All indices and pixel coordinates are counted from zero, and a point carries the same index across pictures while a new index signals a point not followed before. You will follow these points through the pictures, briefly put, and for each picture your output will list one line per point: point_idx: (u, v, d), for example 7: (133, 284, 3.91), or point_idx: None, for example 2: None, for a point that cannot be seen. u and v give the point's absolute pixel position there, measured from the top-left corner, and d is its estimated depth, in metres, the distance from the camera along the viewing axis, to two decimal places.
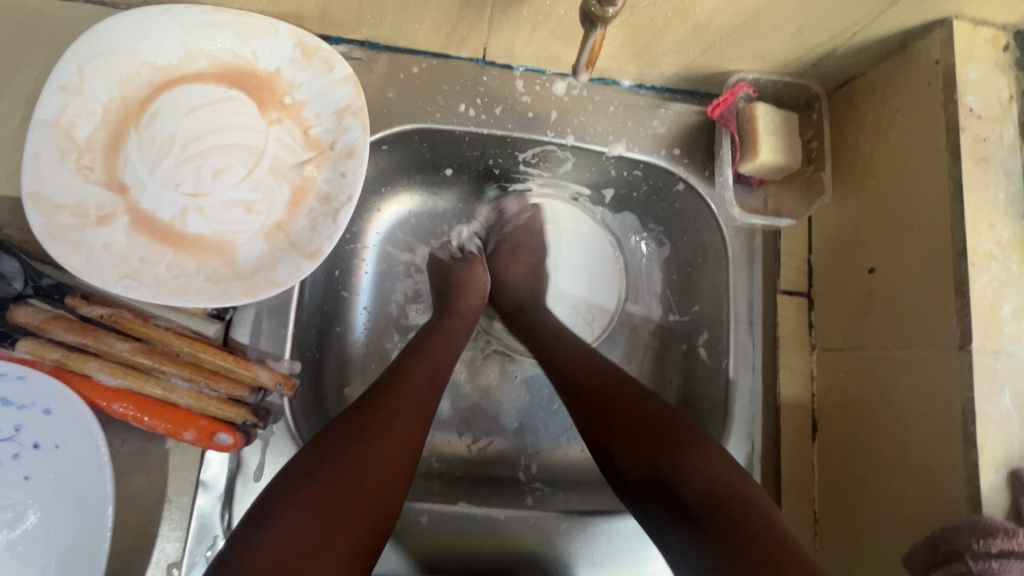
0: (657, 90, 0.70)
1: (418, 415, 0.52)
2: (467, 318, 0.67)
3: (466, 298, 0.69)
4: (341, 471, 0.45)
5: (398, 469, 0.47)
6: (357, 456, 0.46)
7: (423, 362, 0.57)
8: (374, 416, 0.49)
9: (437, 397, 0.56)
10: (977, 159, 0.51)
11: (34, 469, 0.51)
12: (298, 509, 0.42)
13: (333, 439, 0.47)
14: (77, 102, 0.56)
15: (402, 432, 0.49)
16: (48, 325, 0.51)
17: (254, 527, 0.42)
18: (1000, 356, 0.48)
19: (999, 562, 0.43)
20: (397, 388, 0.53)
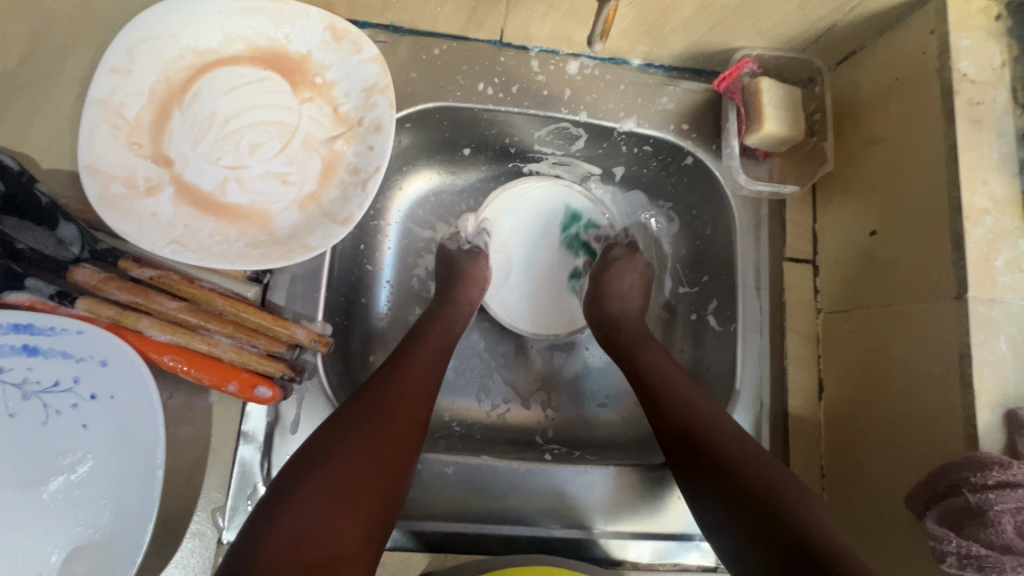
0: (665, 69, 0.74)
1: (419, 403, 0.55)
2: (466, 305, 0.70)
3: (465, 286, 0.72)
4: (356, 451, 0.48)
5: (401, 455, 0.51)
6: (371, 437, 0.50)
7: (425, 349, 0.61)
8: (384, 399, 0.53)
9: (437, 382, 0.59)
10: (971, 120, 0.54)
11: (90, 418, 0.55)
12: (319, 483, 0.46)
13: (344, 422, 0.51)
14: (126, 83, 0.60)
15: (408, 416, 0.53)
16: (105, 285, 0.56)
17: (275, 504, 0.45)
18: (995, 304, 0.51)
19: (996, 493, 0.45)
20: (400, 374, 0.57)
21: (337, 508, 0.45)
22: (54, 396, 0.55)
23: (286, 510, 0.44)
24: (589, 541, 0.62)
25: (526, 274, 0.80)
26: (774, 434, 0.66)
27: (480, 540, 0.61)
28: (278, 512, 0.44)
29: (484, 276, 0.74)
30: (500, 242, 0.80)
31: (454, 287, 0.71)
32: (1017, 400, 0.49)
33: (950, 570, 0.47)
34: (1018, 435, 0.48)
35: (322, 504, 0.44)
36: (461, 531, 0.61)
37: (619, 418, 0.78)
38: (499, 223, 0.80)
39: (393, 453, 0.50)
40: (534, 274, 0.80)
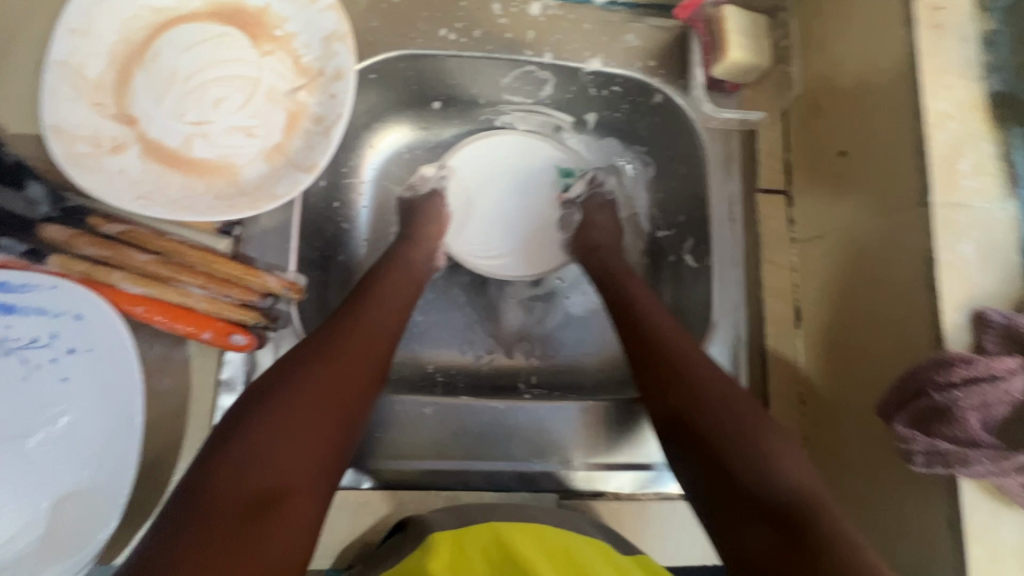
0: (629, 6, 0.73)
1: (376, 343, 0.55)
2: (425, 257, 0.69)
3: (426, 237, 0.71)
4: (307, 389, 0.49)
5: (355, 392, 0.51)
6: (319, 380, 0.49)
7: (382, 297, 0.60)
8: (334, 340, 0.53)
9: (397, 322, 0.59)
10: (932, 26, 0.53)
11: (70, 372, 0.56)
12: (265, 426, 0.46)
13: (294, 367, 0.50)
14: (84, 43, 0.60)
15: (357, 361, 0.53)
16: (74, 240, 0.57)
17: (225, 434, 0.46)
18: (960, 208, 0.51)
19: (961, 391, 0.45)
20: (358, 315, 0.57)
21: (279, 448, 0.45)
22: (33, 352, 0.56)
23: (235, 449, 0.44)
24: (568, 473, 0.63)
25: (485, 228, 0.79)
26: (751, 362, 0.67)
27: (462, 478, 0.62)
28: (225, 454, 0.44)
29: (442, 219, 0.74)
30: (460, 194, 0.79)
31: (411, 232, 0.71)
32: (985, 301, 0.49)
33: (917, 469, 0.48)
34: (984, 333, 0.47)
35: (267, 446, 0.45)
36: (440, 468, 0.62)
37: (601, 362, 0.77)
38: (464, 174, 0.79)
39: (341, 397, 0.50)
40: (496, 227, 0.79)
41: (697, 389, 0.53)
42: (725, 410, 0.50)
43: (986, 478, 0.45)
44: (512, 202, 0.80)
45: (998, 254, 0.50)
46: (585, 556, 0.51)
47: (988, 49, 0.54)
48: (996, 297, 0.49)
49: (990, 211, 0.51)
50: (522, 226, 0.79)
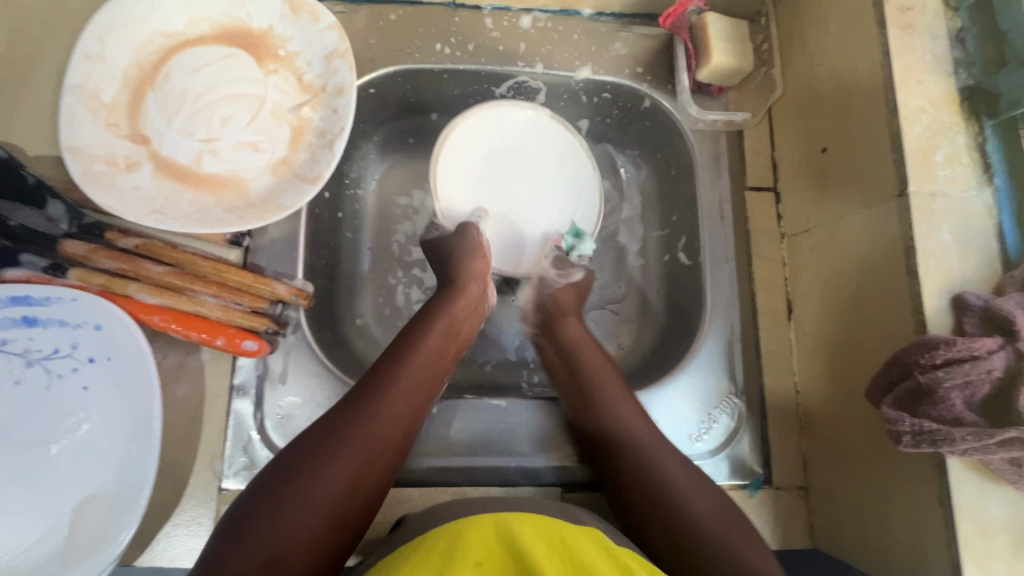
0: (616, 17, 0.76)
1: (409, 405, 0.54)
2: (477, 292, 0.66)
3: (468, 268, 0.66)
4: (340, 454, 0.48)
5: (384, 454, 0.50)
6: (342, 453, 0.48)
7: (422, 360, 0.57)
8: (368, 400, 0.52)
9: (433, 382, 0.57)
10: (902, 25, 0.56)
11: (91, 380, 0.59)
12: (280, 498, 0.45)
13: (319, 435, 0.49)
14: (99, 68, 0.63)
15: (383, 433, 0.50)
16: (93, 254, 0.60)
17: (257, 502, 0.45)
18: (936, 197, 0.53)
19: (944, 371, 0.47)
20: (394, 373, 0.55)
21: (287, 522, 0.44)
22: (56, 362, 0.58)
23: (260, 510, 0.44)
24: (571, 466, 0.65)
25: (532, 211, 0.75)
26: (745, 354, 0.69)
27: (468, 473, 0.64)
28: (239, 526, 0.44)
29: (481, 246, 0.68)
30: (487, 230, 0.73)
31: (451, 263, 0.67)
32: (964, 286, 0.51)
33: (906, 449, 0.49)
34: (964, 316, 0.49)
35: (277, 520, 0.44)
36: (448, 466, 0.64)
37: (602, 359, 0.78)
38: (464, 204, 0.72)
39: (361, 473, 0.48)
40: (544, 206, 0.75)
41: (625, 430, 0.59)
42: (668, 467, 0.56)
43: (971, 456, 0.47)
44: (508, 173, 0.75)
45: (974, 239, 0.52)
46: (570, 532, 0.45)
47: (957, 45, 0.56)
48: (974, 282, 0.51)
49: (966, 200, 0.53)
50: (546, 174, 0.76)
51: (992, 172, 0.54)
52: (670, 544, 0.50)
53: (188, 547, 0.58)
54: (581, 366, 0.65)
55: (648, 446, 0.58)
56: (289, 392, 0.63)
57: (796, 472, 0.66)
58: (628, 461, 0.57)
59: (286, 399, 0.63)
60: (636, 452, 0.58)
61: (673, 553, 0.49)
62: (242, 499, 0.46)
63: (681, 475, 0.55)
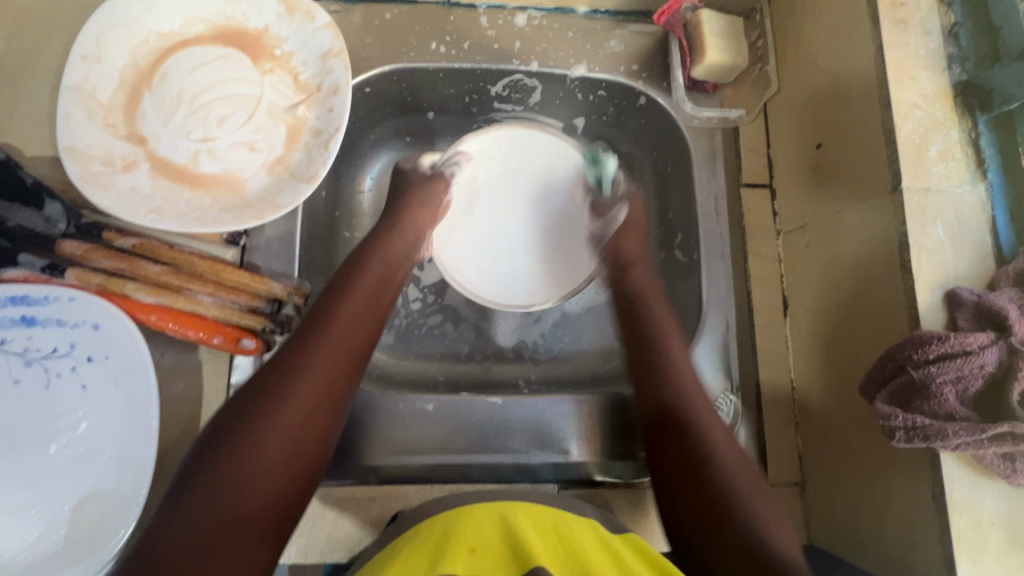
0: (611, 15, 0.77)
1: (349, 356, 0.53)
2: (407, 241, 0.66)
3: (412, 222, 0.67)
4: (281, 415, 0.47)
5: (326, 410, 0.50)
6: (284, 407, 0.48)
7: (355, 304, 0.56)
8: (304, 356, 0.51)
9: (373, 330, 0.57)
10: (895, 21, 0.56)
11: (89, 379, 0.59)
12: (228, 460, 0.45)
13: (258, 390, 0.48)
14: (97, 69, 0.64)
15: (322, 385, 0.50)
16: (91, 254, 0.61)
17: (197, 468, 0.45)
18: (930, 193, 0.53)
19: (937, 366, 0.47)
20: (328, 322, 0.54)
21: (239, 483, 0.44)
22: (54, 361, 0.59)
23: (203, 479, 0.44)
24: (568, 463, 0.65)
25: (531, 212, 0.78)
26: (742, 351, 0.69)
27: (464, 470, 0.64)
28: (187, 488, 0.44)
29: (432, 202, 0.70)
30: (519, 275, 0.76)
31: (397, 210, 0.68)
32: (958, 281, 0.51)
33: (900, 445, 0.49)
34: (957, 311, 0.49)
35: (228, 481, 0.44)
36: (444, 463, 0.64)
37: (599, 357, 0.78)
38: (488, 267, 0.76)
39: (305, 428, 0.48)
40: (537, 192, 0.78)
41: (681, 390, 0.56)
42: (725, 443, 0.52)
43: (965, 450, 0.47)
44: (484, 213, 0.77)
45: (968, 234, 0.52)
46: (569, 525, 0.46)
47: (951, 41, 0.56)
48: (968, 277, 0.51)
49: (959, 195, 0.53)
50: (514, 174, 0.77)
51: (986, 167, 0.54)
52: (694, 524, 0.48)
53: None
54: (646, 323, 0.63)
55: (700, 416, 0.54)
56: None
57: (791, 468, 0.66)
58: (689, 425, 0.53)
59: None
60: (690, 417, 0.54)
61: (706, 518, 0.48)
62: (183, 465, 0.46)
63: (739, 456, 0.51)
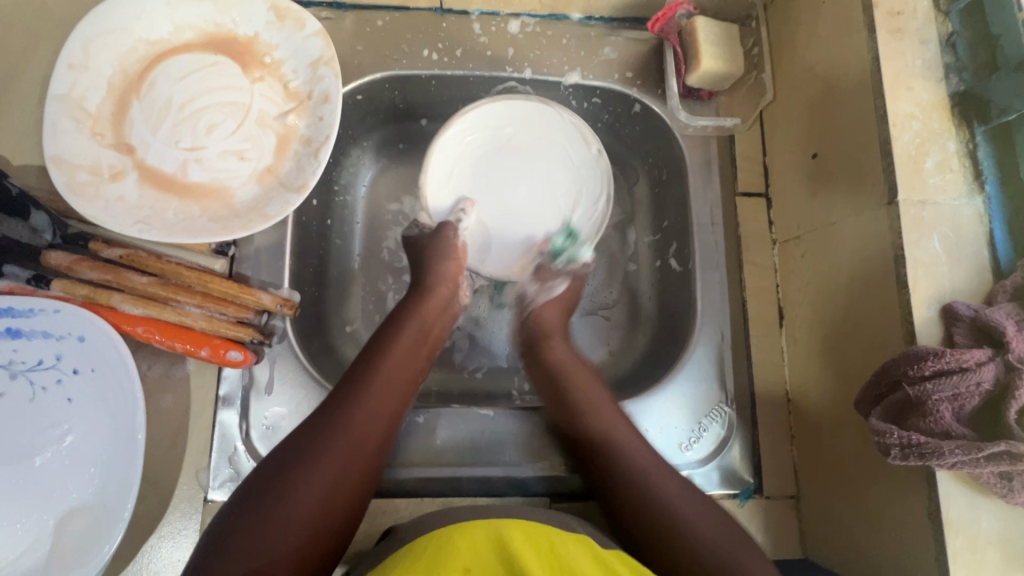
0: (605, 21, 0.76)
1: (384, 416, 0.54)
2: (445, 294, 0.67)
3: (443, 269, 0.66)
4: (314, 474, 0.48)
5: (358, 470, 0.51)
6: (317, 465, 0.49)
7: (396, 364, 0.58)
8: (341, 417, 0.52)
9: (409, 391, 0.58)
10: (892, 30, 0.55)
11: (74, 392, 0.58)
12: (264, 513, 0.46)
13: (297, 447, 0.50)
14: (84, 77, 0.63)
15: (359, 443, 0.51)
16: (77, 265, 0.60)
17: (230, 526, 0.45)
18: (926, 206, 0.52)
19: (933, 382, 0.46)
20: (368, 382, 0.55)
21: (271, 538, 0.44)
22: (40, 374, 0.58)
23: (232, 536, 0.45)
24: (561, 476, 0.64)
25: (531, 172, 0.72)
26: (737, 362, 0.68)
27: (454, 483, 0.64)
28: (221, 543, 0.44)
29: (456, 248, 0.67)
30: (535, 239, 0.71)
31: (425, 262, 0.67)
32: (954, 296, 0.50)
33: (895, 463, 0.48)
34: (953, 326, 0.49)
35: (261, 535, 0.44)
36: (434, 476, 0.63)
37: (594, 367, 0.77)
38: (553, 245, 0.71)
39: (338, 484, 0.49)
40: (545, 155, 0.72)
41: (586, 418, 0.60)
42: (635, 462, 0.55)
43: (961, 469, 0.46)
44: (487, 200, 0.71)
45: (965, 248, 0.51)
46: (564, 544, 0.44)
47: (948, 50, 0.56)
48: (965, 292, 0.50)
49: (956, 208, 0.52)
50: (499, 145, 0.71)
51: (983, 180, 0.53)
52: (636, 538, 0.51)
53: (173, 559, 0.58)
54: (552, 370, 0.65)
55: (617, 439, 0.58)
56: (275, 402, 0.63)
57: (788, 481, 0.65)
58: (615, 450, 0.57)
59: (271, 409, 0.63)
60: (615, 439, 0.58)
61: (642, 532, 0.51)
62: (215, 524, 0.47)
63: (648, 466, 0.55)
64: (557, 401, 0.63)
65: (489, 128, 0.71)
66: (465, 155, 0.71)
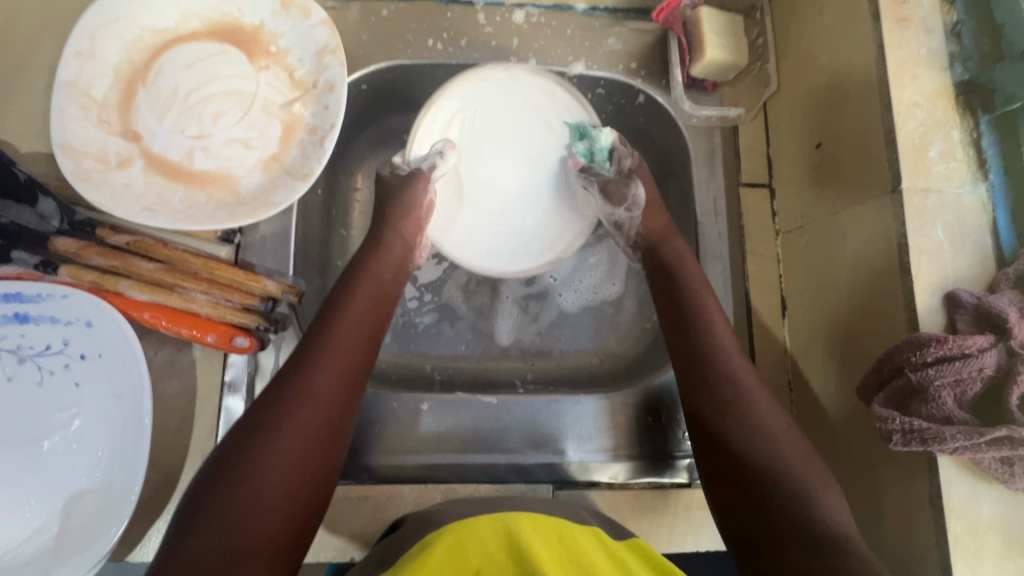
0: (610, 11, 0.75)
1: (344, 376, 0.53)
2: (397, 255, 0.65)
3: (400, 227, 0.66)
4: (282, 448, 0.47)
5: (327, 438, 0.50)
6: (282, 436, 0.48)
7: (349, 325, 0.57)
8: (299, 385, 0.51)
9: (368, 351, 0.57)
10: (897, 19, 0.55)
11: (81, 377, 0.59)
12: (231, 490, 0.45)
13: (256, 421, 0.48)
14: (90, 65, 0.64)
15: (319, 408, 0.50)
16: (84, 252, 0.61)
17: (198, 507, 0.44)
18: (930, 194, 0.52)
19: (935, 368, 0.47)
20: (322, 346, 0.54)
21: (245, 509, 0.44)
22: (47, 358, 0.59)
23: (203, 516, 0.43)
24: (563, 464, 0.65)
25: (521, 158, 0.71)
26: (739, 352, 0.68)
27: (458, 471, 0.64)
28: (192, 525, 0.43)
29: (421, 205, 0.67)
30: (531, 225, 0.71)
31: (385, 214, 0.67)
32: (957, 283, 0.50)
33: (897, 448, 0.48)
34: (956, 314, 0.49)
35: (232, 509, 0.44)
36: (438, 463, 0.64)
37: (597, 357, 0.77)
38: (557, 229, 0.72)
39: (306, 457, 0.48)
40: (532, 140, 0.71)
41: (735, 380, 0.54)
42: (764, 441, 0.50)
43: (962, 454, 0.46)
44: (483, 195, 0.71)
45: (969, 236, 0.52)
46: (579, 539, 0.44)
47: (953, 40, 0.56)
48: (969, 279, 0.51)
49: (960, 196, 0.52)
50: (478, 127, 0.70)
51: (987, 168, 0.53)
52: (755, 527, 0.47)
53: None
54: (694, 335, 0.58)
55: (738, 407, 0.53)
56: None
57: None
58: (751, 418, 0.52)
59: None
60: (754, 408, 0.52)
61: (758, 515, 0.47)
62: (181, 508, 0.45)
63: (776, 440, 0.51)
64: (692, 362, 0.57)
65: (467, 119, 0.70)
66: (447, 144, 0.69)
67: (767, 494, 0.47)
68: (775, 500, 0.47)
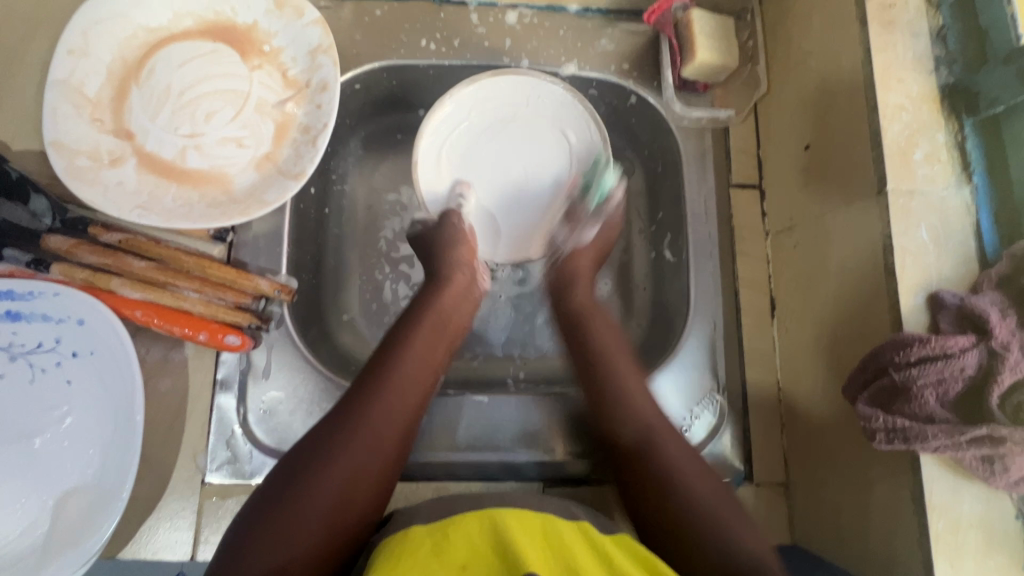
0: (603, 13, 0.76)
1: (405, 405, 0.55)
2: (462, 282, 0.67)
3: (456, 257, 0.67)
4: (334, 470, 0.49)
5: (379, 463, 0.51)
6: (336, 460, 0.49)
7: (416, 355, 0.58)
8: (359, 410, 0.53)
9: (430, 381, 0.58)
10: (883, 23, 0.56)
11: (74, 374, 0.59)
12: (285, 507, 0.47)
13: (316, 441, 0.51)
14: (83, 63, 0.64)
15: (379, 435, 0.52)
16: (76, 249, 0.61)
17: (252, 518, 0.47)
18: (914, 196, 0.53)
19: (917, 368, 0.47)
20: (387, 373, 0.56)
21: (294, 526, 0.46)
22: (39, 356, 0.59)
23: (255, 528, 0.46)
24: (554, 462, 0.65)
25: (523, 152, 0.73)
26: (729, 351, 0.69)
27: (449, 468, 0.65)
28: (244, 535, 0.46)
29: (464, 234, 0.69)
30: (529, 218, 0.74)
31: (439, 248, 0.68)
32: (941, 284, 0.51)
33: (880, 447, 0.49)
34: (939, 314, 0.49)
35: (278, 530, 0.46)
36: (430, 461, 0.64)
37: None
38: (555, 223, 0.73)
39: (354, 481, 0.49)
40: (535, 136, 0.73)
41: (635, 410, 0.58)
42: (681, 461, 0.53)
43: (943, 453, 0.47)
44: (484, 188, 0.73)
45: (952, 238, 0.52)
46: (561, 535, 0.44)
47: (939, 43, 0.56)
48: (952, 280, 0.51)
49: (944, 198, 0.53)
50: (488, 125, 0.72)
51: (971, 171, 0.54)
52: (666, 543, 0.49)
53: (170, 540, 0.59)
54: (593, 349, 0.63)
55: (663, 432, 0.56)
56: (271, 387, 0.64)
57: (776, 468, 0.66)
58: (658, 447, 0.55)
59: (268, 394, 0.63)
60: (664, 439, 0.55)
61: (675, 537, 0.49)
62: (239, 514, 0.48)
63: (687, 465, 0.53)
64: (617, 389, 0.60)
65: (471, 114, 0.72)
66: (455, 139, 0.72)
67: (679, 531, 0.49)
68: (692, 528, 0.49)
